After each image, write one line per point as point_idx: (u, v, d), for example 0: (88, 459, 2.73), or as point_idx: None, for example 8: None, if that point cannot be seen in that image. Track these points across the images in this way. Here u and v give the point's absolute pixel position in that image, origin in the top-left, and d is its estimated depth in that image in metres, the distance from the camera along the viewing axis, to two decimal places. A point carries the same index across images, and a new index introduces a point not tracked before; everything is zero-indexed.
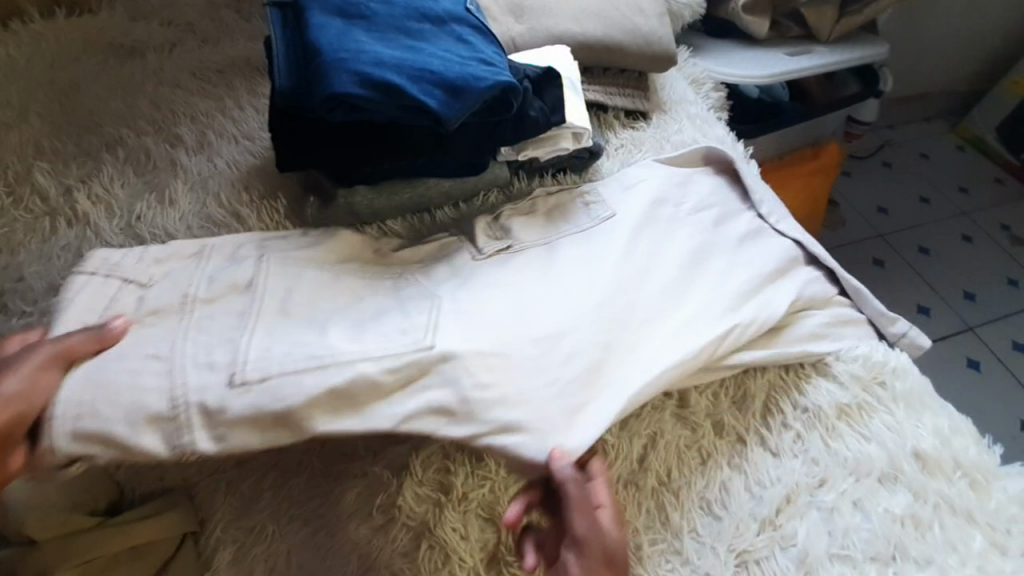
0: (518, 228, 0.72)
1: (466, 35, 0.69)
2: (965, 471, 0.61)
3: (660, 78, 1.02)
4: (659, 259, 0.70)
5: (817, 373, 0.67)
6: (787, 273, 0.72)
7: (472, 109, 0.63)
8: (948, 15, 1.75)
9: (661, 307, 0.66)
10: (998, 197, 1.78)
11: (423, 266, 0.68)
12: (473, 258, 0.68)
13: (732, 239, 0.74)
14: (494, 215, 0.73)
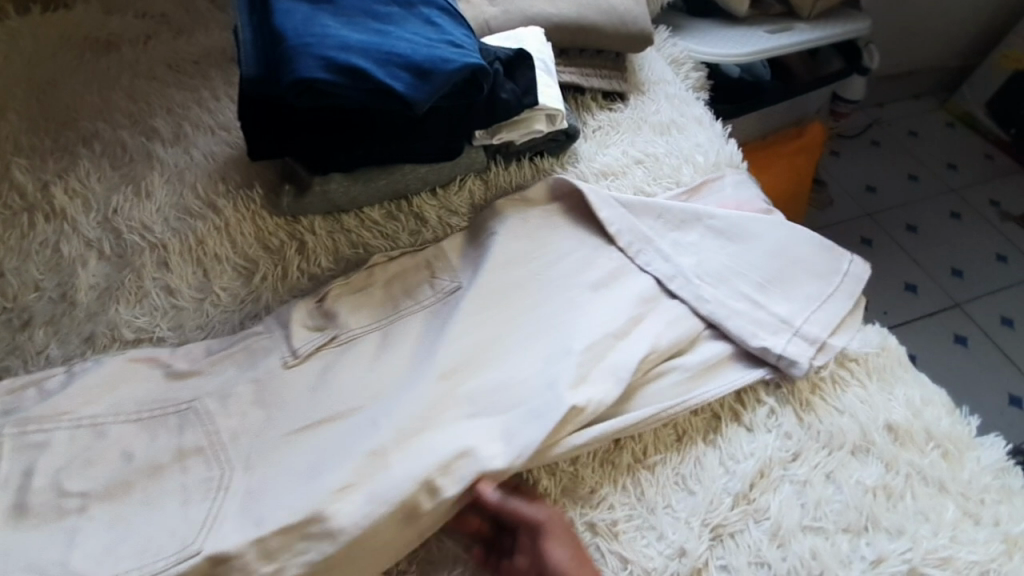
0: (342, 313, 0.67)
1: (435, 18, 0.68)
2: (938, 442, 0.61)
3: (638, 59, 1.01)
4: (485, 339, 0.65)
5: (675, 451, 0.62)
6: (638, 323, 0.67)
7: (441, 92, 0.62)
8: None
9: (486, 402, 0.61)
10: (987, 173, 1.78)
11: (219, 383, 0.61)
12: (287, 363, 0.63)
13: (567, 296, 0.69)
14: (318, 298, 0.68)
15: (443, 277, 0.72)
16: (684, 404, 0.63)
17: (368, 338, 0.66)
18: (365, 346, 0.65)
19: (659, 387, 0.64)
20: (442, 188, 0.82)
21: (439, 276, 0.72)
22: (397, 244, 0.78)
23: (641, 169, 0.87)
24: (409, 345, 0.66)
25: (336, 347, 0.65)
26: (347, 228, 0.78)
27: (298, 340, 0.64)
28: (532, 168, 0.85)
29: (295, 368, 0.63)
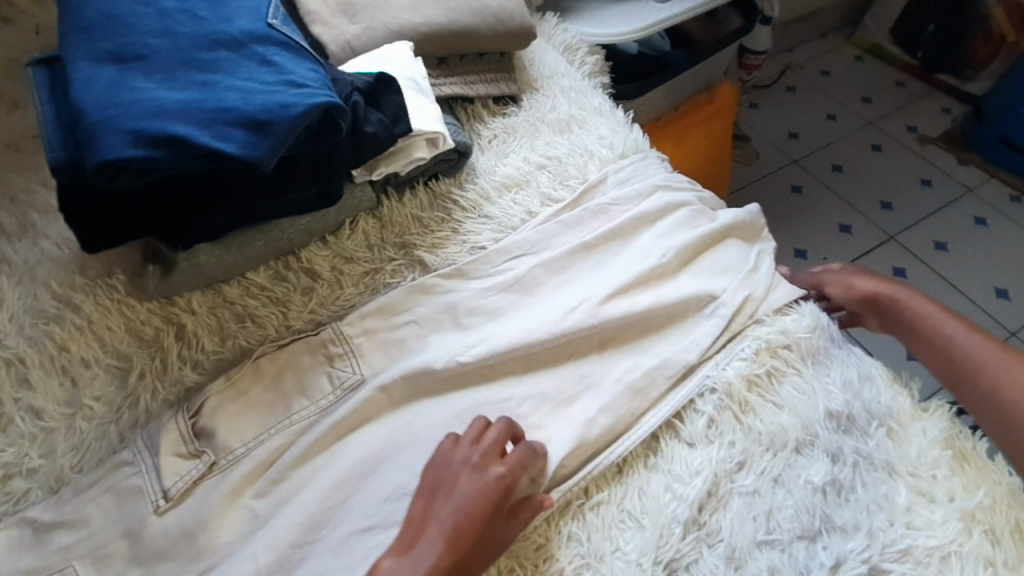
0: (222, 428, 0.61)
1: (272, 55, 0.60)
2: (880, 421, 0.59)
3: (526, 54, 0.95)
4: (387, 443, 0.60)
5: (589, 515, 0.56)
6: (531, 371, 0.64)
7: (285, 144, 0.55)
8: None
9: (381, 514, 0.56)
10: (900, 100, 1.91)
11: (86, 556, 0.55)
12: (155, 510, 0.57)
13: (437, 366, 0.63)
14: (194, 412, 0.62)
15: (339, 363, 0.65)
16: (583, 473, 0.57)
17: (246, 462, 0.59)
18: (246, 471, 0.58)
19: (562, 455, 0.57)
20: (333, 234, 0.74)
21: (336, 363, 0.65)
22: (289, 308, 0.69)
23: (546, 174, 0.81)
24: (301, 477, 0.59)
25: (217, 475, 0.59)
26: (230, 299, 0.70)
27: (170, 477, 0.58)
28: (428, 193, 0.78)
29: (169, 511, 0.57)
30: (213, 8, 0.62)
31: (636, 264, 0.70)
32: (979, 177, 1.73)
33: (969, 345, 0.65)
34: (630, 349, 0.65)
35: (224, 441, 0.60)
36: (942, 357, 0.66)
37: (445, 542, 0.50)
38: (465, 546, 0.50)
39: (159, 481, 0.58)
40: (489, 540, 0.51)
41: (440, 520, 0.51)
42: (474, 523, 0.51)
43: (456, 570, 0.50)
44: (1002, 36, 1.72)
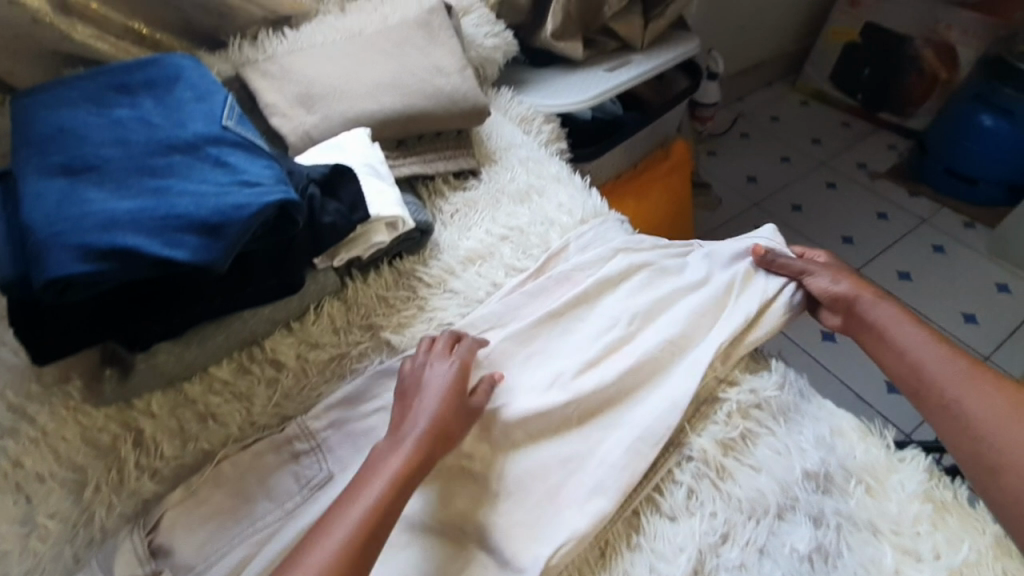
0: (178, 544, 0.58)
1: (226, 156, 0.61)
2: (858, 477, 0.59)
3: (483, 129, 0.99)
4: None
5: None
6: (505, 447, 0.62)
7: (237, 246, 0.55)
8: None
9: None
10: (847, 139, 2.02)
11: None
12: None
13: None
14: (150, 529, 0.58)
15: (305, 460, 0.64)
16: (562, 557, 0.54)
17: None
18: None
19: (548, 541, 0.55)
20: (298, 320, 0.73)
21: (301, 460, 0.64)
22: (253, 404, 0.67)
23: (508, 245, 0.82)
24: None
25: None
26: (191, 398, 0.67)
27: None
28: (392, 272, 0.79)
29: None
30: (168, 114, 0.64)
31: (607, 329, 0.71)
32: (931, 208, 1.81)
33: (933, 356, 0.65)
34: (603, 418, 0.64)
35: (183, 559, 0.57)
36: (895, 354, 0.67)
37: (409, 448, 0.56)
38: (445, 421, 0.59)
39: None
40: (445, 447, 0.58)
41: (406, 431, 0.58)
42: (435, 425, 0.58)
43: (438, 444, 0.58)
44: (934, 74, 1.86)
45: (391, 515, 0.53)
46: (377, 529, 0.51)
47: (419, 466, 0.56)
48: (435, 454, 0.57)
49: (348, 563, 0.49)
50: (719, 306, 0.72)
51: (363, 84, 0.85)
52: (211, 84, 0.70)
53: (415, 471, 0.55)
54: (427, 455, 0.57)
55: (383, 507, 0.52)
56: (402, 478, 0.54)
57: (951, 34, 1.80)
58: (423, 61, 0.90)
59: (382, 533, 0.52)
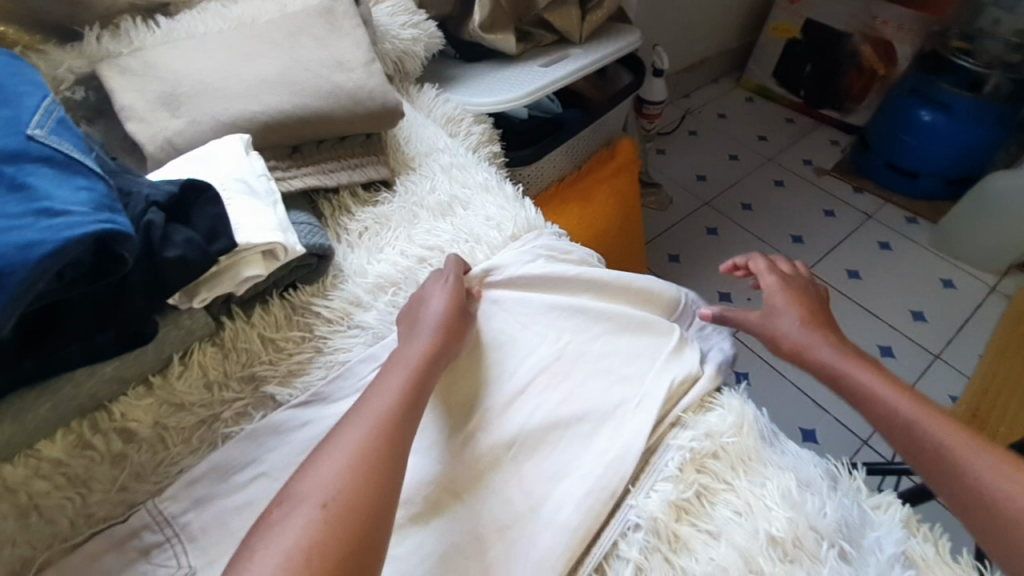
0: None
1: (26, 176, 0.47)
2: (831, 539, 0.50)
3: (398, 131, 0.87)
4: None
5: None
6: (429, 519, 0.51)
7: (23, 299, 0.41)
8: None
9: None
10: (792, 136, 2.00)
11: None
12: None
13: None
14: None
15: (159, 556, 0.50)
16: None
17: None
18: None
19: None
20: (161, 374, 0.58)
21: (153, 556, 0.50)
22: (92, 490, 0.52)
23: (426, 269, 0.70)
24: None
25: None
26: (8, 486, 0.50)
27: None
28: (284, 307, 0.65)
29: None
30: None
31: (543, 366, 0.62)
32: (875, 203, 1.80)
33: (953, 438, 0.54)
34: (539, 475, 0.55)
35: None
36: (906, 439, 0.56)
37: (429, 335, 0.57)
38: (455, 313, 0.60)
39: None
40: (461, 334, 0.60)
41: (421, 323, 0.59)
42: (449, 319, 0.59)
43: (447, 338, 0.58)
44: (873, 69, 1.85)
45: (427, 388, 0.54)
46: (412, 405, 0.51)
47: (436, 352, 0.56)
48: (451, 338, 0.59)
49: (387, 427, 0.48)
50: (654, 326, 0.68)
51: (244, 81, 0.71)
52: (24, 85, 0.55)
53: (441, 355, 0.57)
54: (441, 341, 0.57)
55: (414, 385, 0.53)
56: (430, 359, 0.55)
57: (887, 29, 1.78)
58: (321, 54, 0.77)
59: (416, 409, 0.52)
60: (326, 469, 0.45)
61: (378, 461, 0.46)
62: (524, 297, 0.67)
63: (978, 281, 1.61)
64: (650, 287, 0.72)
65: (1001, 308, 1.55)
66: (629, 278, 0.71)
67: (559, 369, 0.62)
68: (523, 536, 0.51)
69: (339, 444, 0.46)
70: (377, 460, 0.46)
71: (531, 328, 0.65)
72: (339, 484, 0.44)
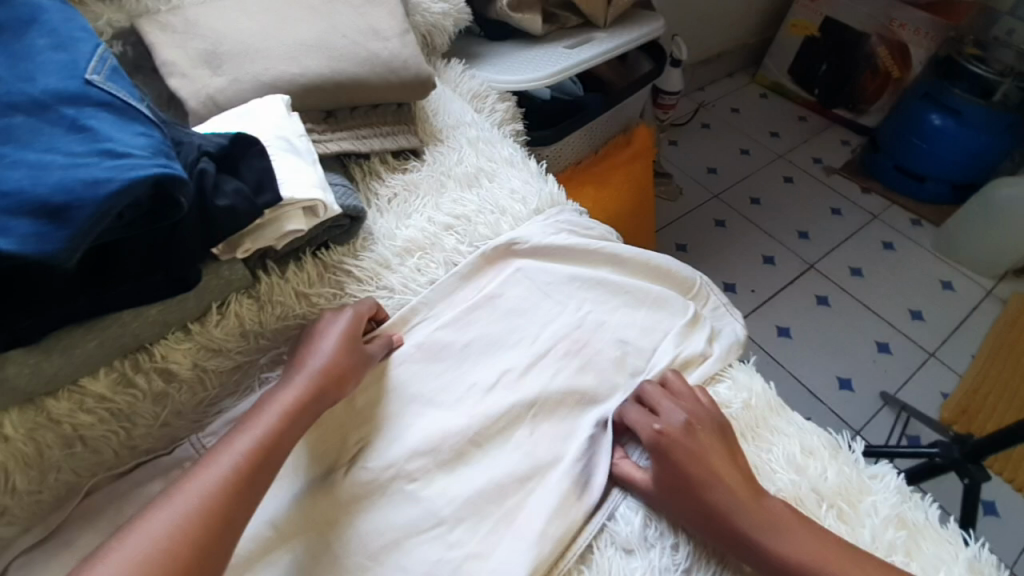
0: None
1: (87, 119, 0.49)
2: (829, 502, 0.54)
3: (428, 103, 0.89)
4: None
5: None
6: (460, 463, 0.55)
7: (89, 233, 0.43)
8: None
9: None
10: (804, 134, 2.01)
11: None
12: None
13: (334, 478, 0.53)
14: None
15: None
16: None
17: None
18: None
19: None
20: (197, 321, 0.60)
21: None
22: (135, 424, 0.56)
23: (452, 235, 0.72)
24: None
25: None
26: (56, 417, 0.53)
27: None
28: (317, 264, 0.67)
29: None
30: (13, 66, 0.50)
31: (565, 333, 0.65)
32: (881, 204, 1.83)
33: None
34: (558, 431, 0.59)
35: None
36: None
37: (307, 379, 0.54)
38: (342, 358, 0.56)
39: None
40: (348, 379, 0.56)
41: (302, 367, 0.55)
42: (334, 363, 0.55)
43: (329, 387, 0.54)
44: (887, 72, 1.86)
45: (287, 443, 0.50)
46: (265, 461, 0.48)
47: (311, 403, 0.53)
48: (334, 384, 0.55)
49: (231, 486, 0.45)
50: (671, 302, 0.71)
51: (283, 44, 0.73)
52: (77, 30, 0.55)
53: (314, 403, 0.53)
54: (320, 389, 0.54)
55: (273, 438, 0.49)
56: (300, 408, 0.52)
57: (904, 32, 1.79)
58: (357, 22, 0.78)
59: (274, 462, 0.49)
60: (141, 538, 0.41)
61: (213, 518, 0.43)
62: (546, 266, 0.70)
63: (977, 285, 1.64)
64: (668, 263, 0.75)
65: (997, 312, 1.58)
66: (649, 254, 0.74)
67: (579, 338, 0.65)
68: (540, 486, 0.55)
69: (177, 494, 0.44)
70: (212, 517, 0.43)
71: (557, 296, 0.68)
72: (143, 560, 0.40)
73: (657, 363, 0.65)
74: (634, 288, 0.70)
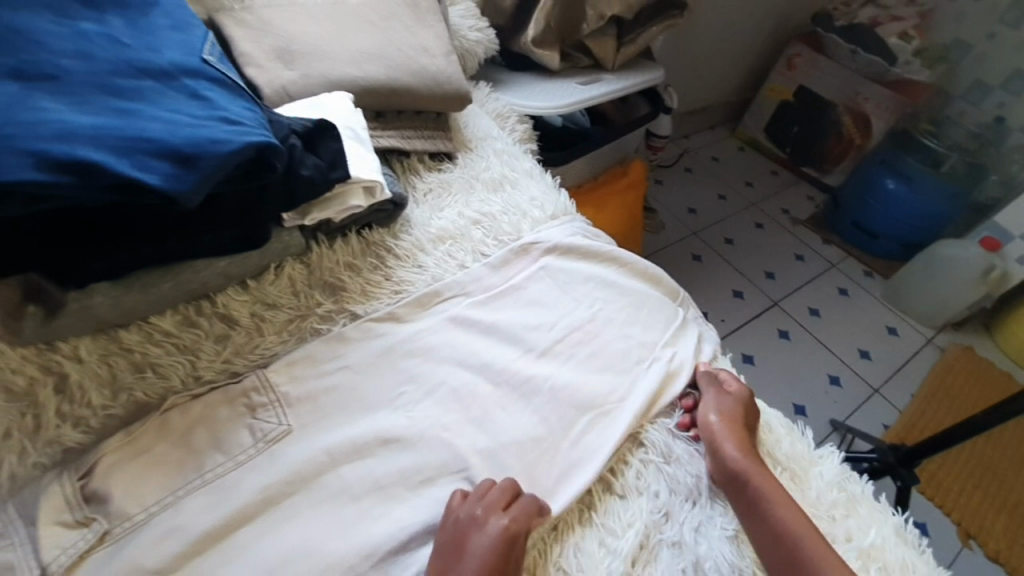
0: (117, 483, 0.53)
1: (204, 90, 0.58)
2: (785, 466, 0.66)
3: (461, 117, 1.01)
4: (327, 512, 0.55)
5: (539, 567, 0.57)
6: (488, 417, 0.65)
7: (211, 180, 0.52)
8: (718, 39, 2.03)
9: None
10: (775, 186, 2.22)
11: None
12: None
13: (378, 418, 0.62)
14: (84, 473, 0.53)
15: (262, 413, 0.60)
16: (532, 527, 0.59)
17: (150, 529, 0.51)
18: (143, 543, 0.50)
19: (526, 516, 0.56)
20: (254, 279, 0.68)
21: (258, 412, 0.60)
22: (200, 357, 0.62)
23: (480, 229, 0.82)
24: (216, 556, 0.51)
25: (110, 547, 0.50)
26: (127, 345, 0.60)
27: (50, 551, 0.49)
28: (360, 242, 0.76)
29: None
30: (141, 38, 0.60)
31: (576, 325, 0.75)
32: (838, 255, 2.03)
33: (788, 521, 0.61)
34: (572, 401, 0.68)
35: (119, 507, 0.52)
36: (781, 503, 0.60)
37: None
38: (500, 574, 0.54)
39: (35, 557, 0.49)
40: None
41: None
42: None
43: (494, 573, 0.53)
44: (850, 139, 2.09)
45: None
46: None
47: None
48: None
49: None
50: (663, 304, 0.82)
51: (346, 51, 0.83)
52: (190, 18, 0.67)
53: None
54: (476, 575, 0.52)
55: None
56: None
57: (867, 105, 2.00)
58: (409, 38, 0.90)
59: None
60: None
61: None
62: (565, 262, 0.81)
63: (918, 333, 1.83)
64: (661, 273, 0.87)
65: (934, 359, 1.77)
66: (648, 264, 0.86)
67: (586, 327, 0.75)
68: (553, 444, 0.65)
69: None
70: None
71: (569, 287, 0.79)
72: None
73: (654, 353, 0.75)
74: (634, 290, 0.82)
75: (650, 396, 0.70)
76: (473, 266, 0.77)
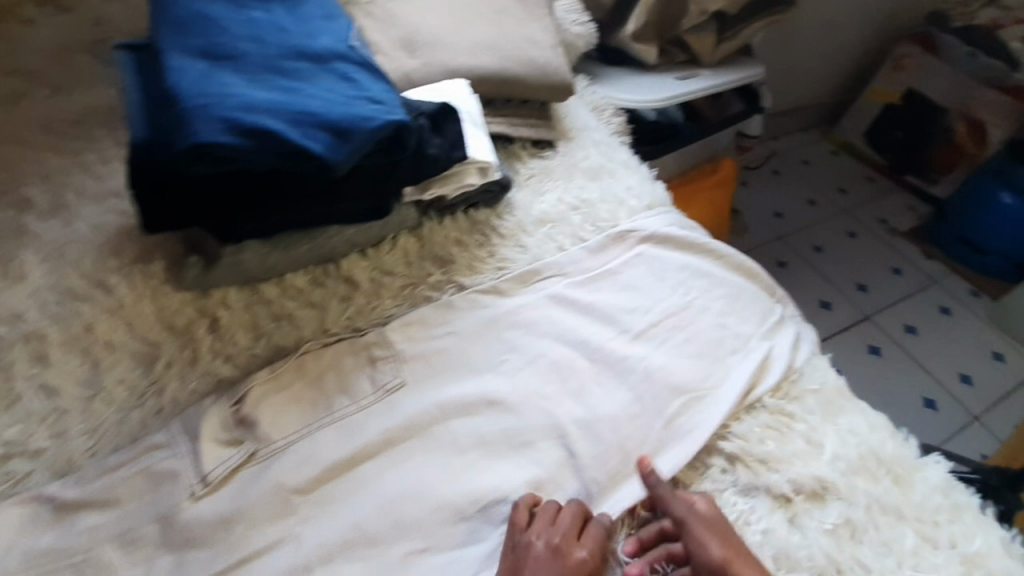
0: (264, 412, 0.61)
1: (352, 73, 0.65)
2: (886, 467, 0.64)
3: (562, 107, 1.04)
4: (438, 459, 0.61)
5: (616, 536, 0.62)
6: (585, 390, 0.68)
7: (360, 150, 0.58)
8: (820, 37, 1.94)
9: (437, 536, 0.57)
10: (872, 194, 2.10)
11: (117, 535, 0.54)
12: (191, 495, 0.56)
13: (483, 381, 0.67)
14: (236, 402, 0.62)
15: (382, 366, 0.66)
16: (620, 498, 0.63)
17: (288, 456, 0.58)
18: (285, 466, 0.58)
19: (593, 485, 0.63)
20: (374, 248, 0.75)
21: (378, 365, 0.67)
22: (328, 311, 0.69)
23: (578, 214, 0.85)
24: (346, 485, 0.58)
25: (256, 465, 0.58)
26: (267, 298, 0.68)
27: (210, 463, 0.57)
28: (468, 220, 0.81)
29: (203, 498, 0.56)
30: (300, 26, 0.67)
31: (672, 311, 0.77)
32: (941, 270, 1.89)
33: None
34: (666, 383, 0.70)
35: (264, 433, 0.60)
36: None
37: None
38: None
39: (198, 466, 0.57)
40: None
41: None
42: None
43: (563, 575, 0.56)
44: (962, 147, 1.93)
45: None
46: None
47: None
48: None
49: None
50: (760, 299, 0.82)
51: (463, 41, 0.89)
52: (338, 8, 0.74)
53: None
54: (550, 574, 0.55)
55: None
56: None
57: (982, 110, 1.86)
58: (521, 30, 0.94)
59: None
60: None
61: None
62: (662, 251, 0.83)
63: None
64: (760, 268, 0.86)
65: None
66: (746, 259, 0.85)
67: (682, 314, 0.77)
68: (644, 423, 0.67)
69: None
70: None
71: (664, 275, 0.80)
72: None
73: (749, 346, 0.75)
74: (732, 282, 0.83)
75: (745, 386, 0.70)
76: (571, 250, 0.81)
